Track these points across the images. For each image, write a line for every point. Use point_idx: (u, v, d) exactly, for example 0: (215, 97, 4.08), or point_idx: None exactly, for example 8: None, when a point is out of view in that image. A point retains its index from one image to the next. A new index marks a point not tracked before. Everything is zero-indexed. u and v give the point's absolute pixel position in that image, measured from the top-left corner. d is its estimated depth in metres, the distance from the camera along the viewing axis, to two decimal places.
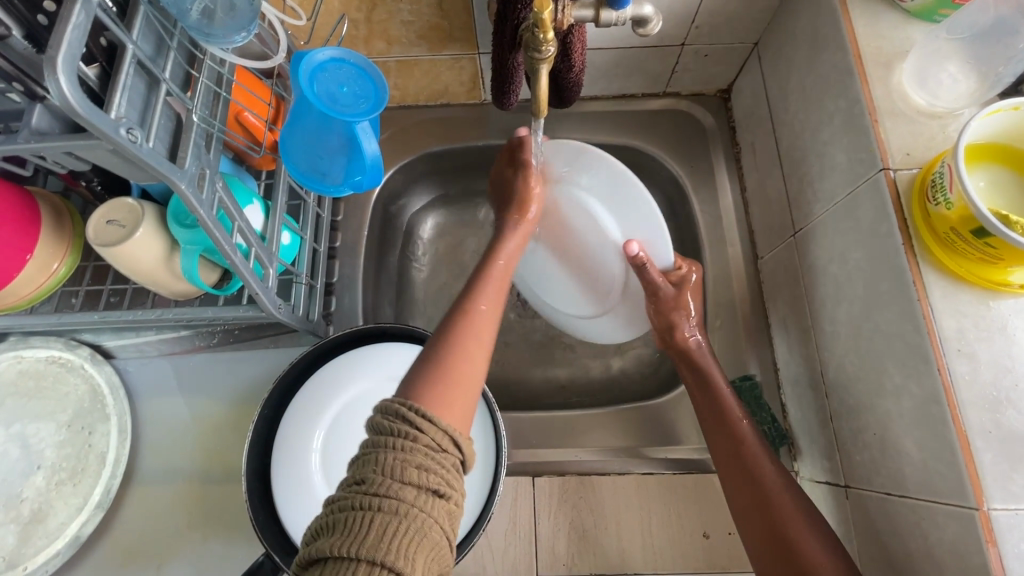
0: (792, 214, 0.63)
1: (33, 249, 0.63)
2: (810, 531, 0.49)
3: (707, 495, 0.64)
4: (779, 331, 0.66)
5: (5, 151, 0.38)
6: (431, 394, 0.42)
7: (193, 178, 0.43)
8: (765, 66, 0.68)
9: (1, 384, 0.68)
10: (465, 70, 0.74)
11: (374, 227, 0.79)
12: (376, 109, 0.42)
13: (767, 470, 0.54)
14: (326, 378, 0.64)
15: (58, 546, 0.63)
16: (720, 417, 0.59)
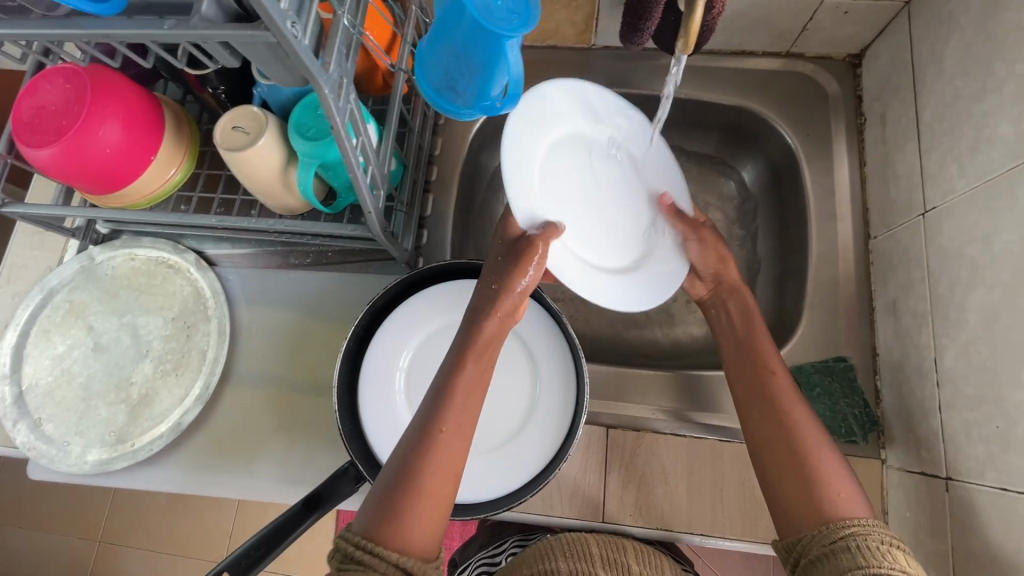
0: (924, 192, 0.59)
1: (157, 151, 0.67)
2: (847, 487, 0.50)
3: None
4: (885, 316, 0.63)
5: (176, 36, 0.39)
6: (387, 527, 0.45)
7: (333, 84, 0.44)
8: (916, 29, 0.62)
9: (118, 276, 0.74)
10: (581, 10, 0.72)
11: (467, 166, 0.79)
12: (527, 27, 0.41)
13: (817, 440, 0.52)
14: (418, 306, 0.66)
15: (161, 428, 0.68)
16: (746, 396, 0.57)
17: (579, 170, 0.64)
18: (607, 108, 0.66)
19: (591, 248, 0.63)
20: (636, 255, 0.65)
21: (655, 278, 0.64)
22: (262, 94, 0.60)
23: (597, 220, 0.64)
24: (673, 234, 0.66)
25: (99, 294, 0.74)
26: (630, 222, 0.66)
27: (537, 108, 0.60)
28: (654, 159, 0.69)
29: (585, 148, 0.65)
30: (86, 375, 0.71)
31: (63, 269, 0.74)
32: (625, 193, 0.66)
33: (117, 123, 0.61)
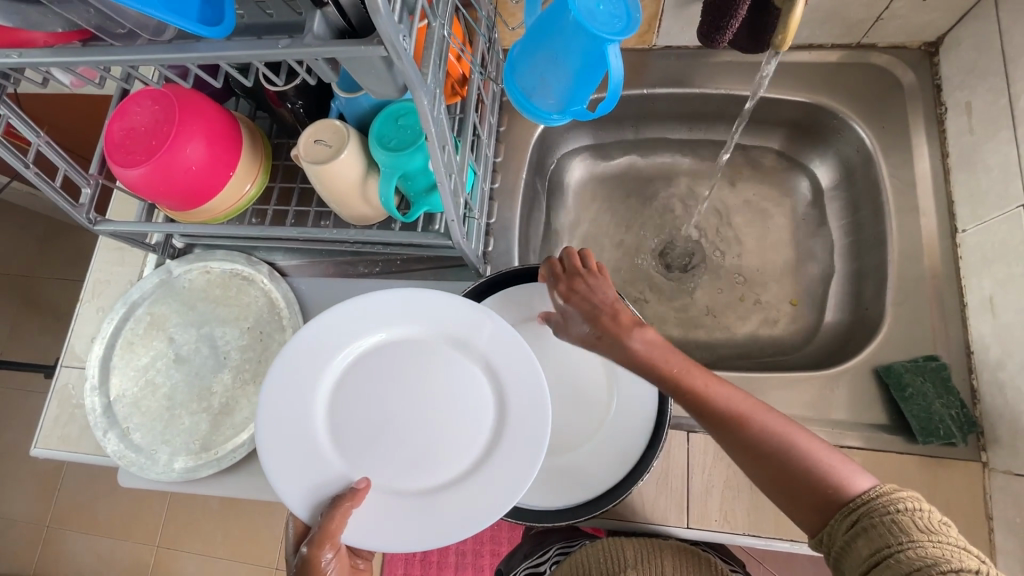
0: (1022, 182, 0.56)
1: (235, 167, 0.68)
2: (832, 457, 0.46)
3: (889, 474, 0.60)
4: (980, 312, 0.61)
5: (288, 54, 0.40)
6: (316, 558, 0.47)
7: (430, 93, 0.44)
8: (1004, 13, 0.60)
9: (194, 289, 0.77)
10: (646, 11, 0.71)
11: (529, 171, 0.79)
12: (630, 30, 0.40)
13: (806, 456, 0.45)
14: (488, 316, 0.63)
15: (242, 436, 0.70)
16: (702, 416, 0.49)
17: (390, 372, 0.54)
18: (415, 306, 0.54)
19: (417, 475, 0.51)
20: (475, 455, 0.51)
21: (514, 466, 0.50)
22: (339, 107, 0.61)
23: (407, 430, 0.52)
24: (538, 393, 0.51)
25: (177, 306, 0.76)
26: (463, 403, 0.53)
27: (309, 349, 0.52)
28: (447, 316, 0.54)
29: (383, 357, 0.54)
30: (169, 386, 0.73)
31: (144, 283, 0.76)
32: (450, 390, 0.53)
33: (200, 141, 0.63)
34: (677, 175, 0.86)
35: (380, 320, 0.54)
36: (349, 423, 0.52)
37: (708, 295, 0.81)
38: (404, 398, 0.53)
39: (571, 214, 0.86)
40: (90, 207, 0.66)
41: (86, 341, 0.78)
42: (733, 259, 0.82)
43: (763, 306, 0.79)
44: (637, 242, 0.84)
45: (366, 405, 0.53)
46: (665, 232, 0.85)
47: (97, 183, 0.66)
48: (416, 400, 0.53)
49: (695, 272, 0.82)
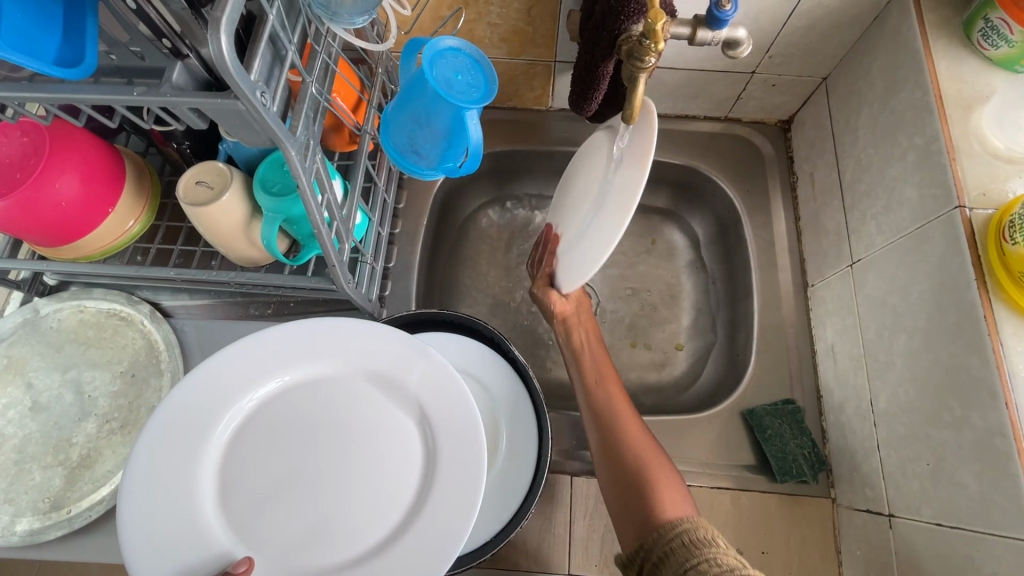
0: (850, 245, 0.64)
1: (115, 204, 0.66)
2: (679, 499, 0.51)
3: (756, 511, 0.63)
4: (825, 359, 0.68)
5: (145, 101, 0.41)
6: None
7: (301, 146, 0.46)
8: (833, 100, 0.70)
9: (63, 330, 0.71)
10: (538, 77, 0.77)
11: (432, 218, 0.81)
12: (485, 99, 0.44)
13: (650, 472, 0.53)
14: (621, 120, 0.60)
15: (103, 492, 0.64)
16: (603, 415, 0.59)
17: (307, 416, 0.48)
18: (343, 342, 0.49)
19: (316, 552, 0.44)
20: (397, 517, 0.45)
21: (435, 530, 0.44)
22: (227, 150, 0.62)
23: (320, 488, 0.46)
24: (472, 449, 0.46)
25: (41, 349, 0.70)
26: (391, 455, 0.47)
27: (206, 393, 0.46)
28: (379, 350, 0.49)
29: (299, 398, 0.48)
30: (20, 438, 0.65)
31: (3, 323, 0.70)
32: (375, 445, 0.48)
33: (75, 176, 0.60)
34: None
35: (300, 355, 0.48)
36: (249, 478, 0.46)
37: None
38: (321, 448, 0.47)
39: (476, 260, 0.89)
40: None
41: None
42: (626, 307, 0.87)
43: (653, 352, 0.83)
44: None
45: (275, 455, 0.47)
46: None
47: None
48: (336, 449, 0.47)
49: None
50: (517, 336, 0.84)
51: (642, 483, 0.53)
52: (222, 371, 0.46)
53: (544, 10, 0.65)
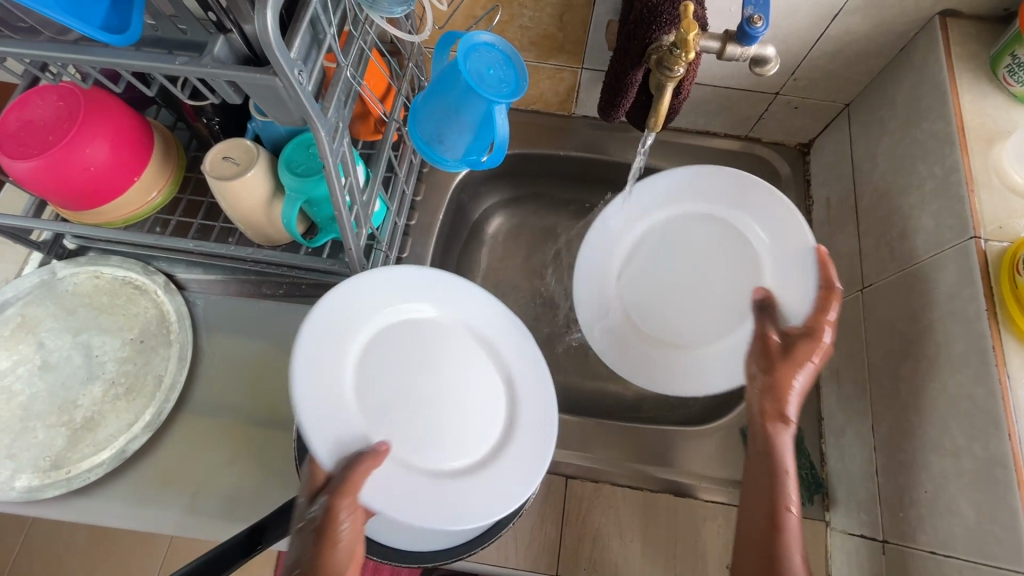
0: (861, 270, 0.65)
1: (141, 173, 0.66)
2: None
3: None
4: (829, 382, 0.68)
5: (186, 71, 0.42)
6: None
7: (331, 128, 0.47)
8: (855, 126, 0.71)
9: (78, 293, 0.72)
10: (565, 82, 0.78)
11: (448, 213, 0.82)
12: (515, 94, 0.45)
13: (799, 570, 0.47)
14: (595, 238, 0.68)
15: (103, 456, 0.64)
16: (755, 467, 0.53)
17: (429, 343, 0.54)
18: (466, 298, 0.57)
19: (427, 455, 0.49)
20: (490, 447, 0.52)
21: (520, 462, 0.51)
22: (255, 128, 0.63)
23: (437, 408, 0.52)
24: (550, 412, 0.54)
25: (55, 310, 0.71)
26: (487, 394, 0.54)
27: (360, 293, 0.52)
28: (491, 316, 0.57)
29: (425, 328, 0.55)
30: (27, 395, 0.66)
31: (21, 282, 0.71)
32: (479, 383, 0.54)
33: (105, 144, 0.61)
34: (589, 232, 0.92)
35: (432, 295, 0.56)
36: (380, 377, 0.51)
37: None
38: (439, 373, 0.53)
39: (487, 259, 0.89)
40: None
41: None
42: None
43: None
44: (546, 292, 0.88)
45: (394, 367, 0.52)
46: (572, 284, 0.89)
47: None
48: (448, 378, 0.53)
49: None
50: None
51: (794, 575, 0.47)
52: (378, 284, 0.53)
53: (576, 16, 0.67)
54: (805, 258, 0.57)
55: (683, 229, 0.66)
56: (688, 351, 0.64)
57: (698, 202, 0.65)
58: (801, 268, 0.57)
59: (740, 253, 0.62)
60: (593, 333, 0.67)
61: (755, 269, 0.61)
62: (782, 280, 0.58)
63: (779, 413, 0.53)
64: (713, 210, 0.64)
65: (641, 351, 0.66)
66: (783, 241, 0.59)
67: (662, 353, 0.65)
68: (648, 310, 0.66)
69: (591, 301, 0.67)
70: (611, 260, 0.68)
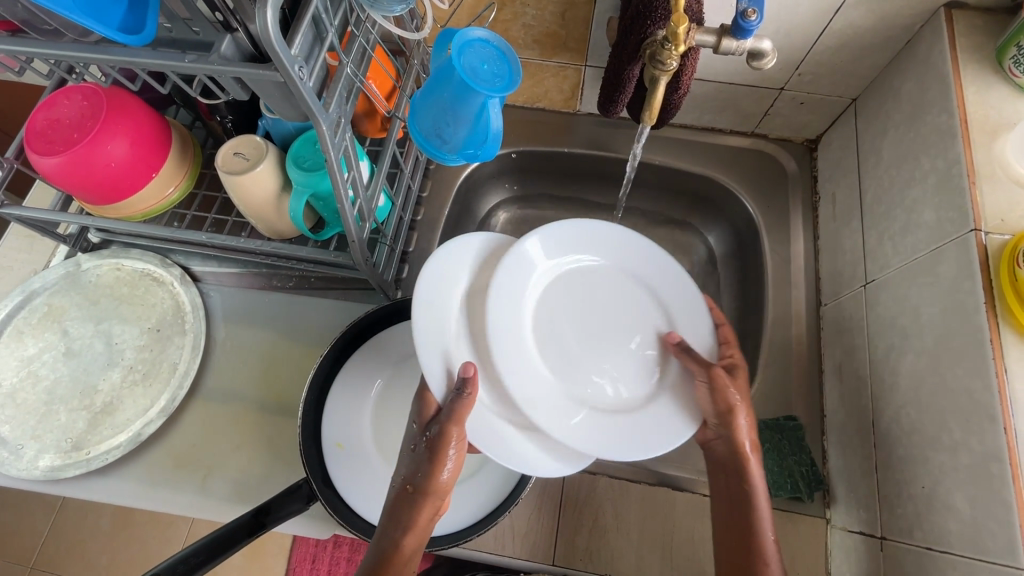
0: (865, 265, 0.64)
1: (159, 169, 0.70)
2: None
3: None
4: (832, 379, 0.67)
5: (194, 68, 0.44)
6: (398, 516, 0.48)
7: (332, 122, 0.48)
8: (861, 121, 0.70)
9: (100, 284, 0.75)
10: (569, 79, 0.79)
11: (454, 208, 0.83)
12: (509, 88, 0.47)
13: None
14: (500, 286, 0.55)
15: (120, 439, 0.67)
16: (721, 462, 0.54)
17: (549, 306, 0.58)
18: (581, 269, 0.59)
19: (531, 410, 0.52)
20: (589, 414, 0.53)
21: (619, 433, 0.52)
22: (266, 125, 0.65)
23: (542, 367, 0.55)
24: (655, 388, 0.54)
25: (78, 300, 0.74)
26: (600, 362, 0.56)
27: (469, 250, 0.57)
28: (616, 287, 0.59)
29: (546, 292, 0.58)
30: (52, 380, 0.70)
31: (48, 273, 0.75)
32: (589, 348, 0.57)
33: (125, 140, 0.64)
34: None
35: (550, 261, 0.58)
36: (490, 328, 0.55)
37: None
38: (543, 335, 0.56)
39: None
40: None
41: None
42: None
43: None
44: None
45: (510, 325, 0.55)
46: None
47: (11, 167, 0.67)
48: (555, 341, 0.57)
49: None
50: None
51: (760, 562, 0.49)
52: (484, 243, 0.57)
53: (577, 14, 0.68)
54: (696, 297, 0.58)
55: (579, 282, 0.59)
56: (628, 414, 0.53)
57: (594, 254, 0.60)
58: (699, 307, 0.58)
59: (642, 303, 0.59)
60: (525, 399, 0.52)
61: (656, 317, 0.58)
62: (690, 320, 0.57)
63: (739, 443, 0.52)
64: (601, 261, 0.60)
65: (580, 418, 0.53)
66: (677, 284, 0.58)
67: (598, 417, 0.53)
68: (567, 373, 0.56)
69: (511, 361, 0.54)
70: (520, 308, 0.56)
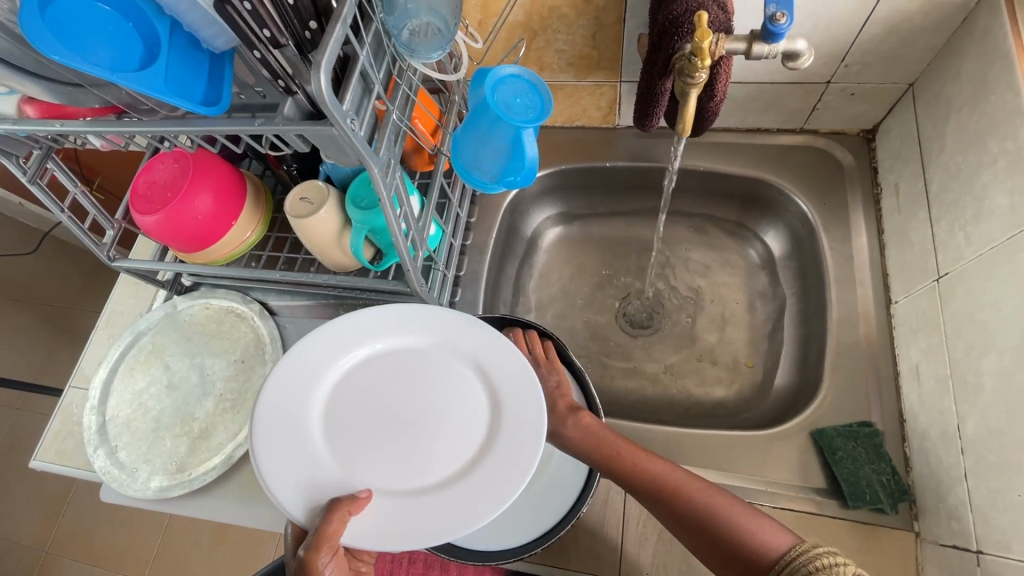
0: (936, 259, 0.60)
1: (237, 217, 0.78)
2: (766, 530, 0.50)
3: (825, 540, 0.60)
4: (910, 381, 0.63)
5: (264, 130, 0.50)
6: None
7: (383, 165, 0.53)
8: (920, 107, 0.66)
9: (193, 322, 0.85)
10: (605, 96, 0.80)
11: (501, 230, 0.86)
12: (540, 118, 0.49)
13: (740, 527, 0.51)
14: (300, 379, 0.54)
15: (216, 461, 0.75)
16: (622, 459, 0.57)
17: (373, 383, 0.55)
18: (399, 337, 0.57)
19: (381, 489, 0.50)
20: (453, 471, 0.51)
21: (475, 497, 0.49)
22: (326, 170, 0.71)
23: (382, 448, 0.52)
24: (523, 453, 0.50)
25: (176, 337, 0.84)
26: (444, 426, 0.53)
27: (309, 352, 0.55)
28: (433, 352, 0.56)
29: (370, 371, 0.56)
30: (158, 409, 0.79)
31: (151, 315, 0.85)
32: (427, 415, 0.54)
33: (208, 195, 0.73)
34: (642, 239, 0.92)
35: (369, 341, 0.56)
36: (325, 428, 0.53)
37: (665, 353, 0.84)
38: (377, 417, 0.54)
39: (541, 272, 0.92)
40: (111, 245, 0.77)
41: (95, 364, 0.87)
42: (691, 322, 0.86)
43: (718, 368, 0.81)
44: (601, 301, 0.90)
45: (343, 419, 0.53)
46: (627, 292, 0.90)
47: (120, 227, 0.78)
48: (395, 416, 0.54)
49: (655, 329, 0.86)
50: (579, 345, 0.86)
51: (711, 516, 0.52)
52: (317, 342, 0.55)
53: (609, 33, 0.70)
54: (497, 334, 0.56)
55: (363, 381, 0.55)
56: (468, 475, 0.50)
57: (362, 336, 0.56)
58: (451, 317, 0.57)
59: (397, 355, 0.56)
60: (398, 522, 0.49)
61: (463, 363, 0.56)
62: (500, 356, 0.55)
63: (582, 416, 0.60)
64: (403, 324, 0.57)
65: (429, 497, 0.50)
66: (433, 312, 0.57)
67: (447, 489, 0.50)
68: (414, 464, 0.52)
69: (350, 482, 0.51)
70: (341, 400, 0.54)
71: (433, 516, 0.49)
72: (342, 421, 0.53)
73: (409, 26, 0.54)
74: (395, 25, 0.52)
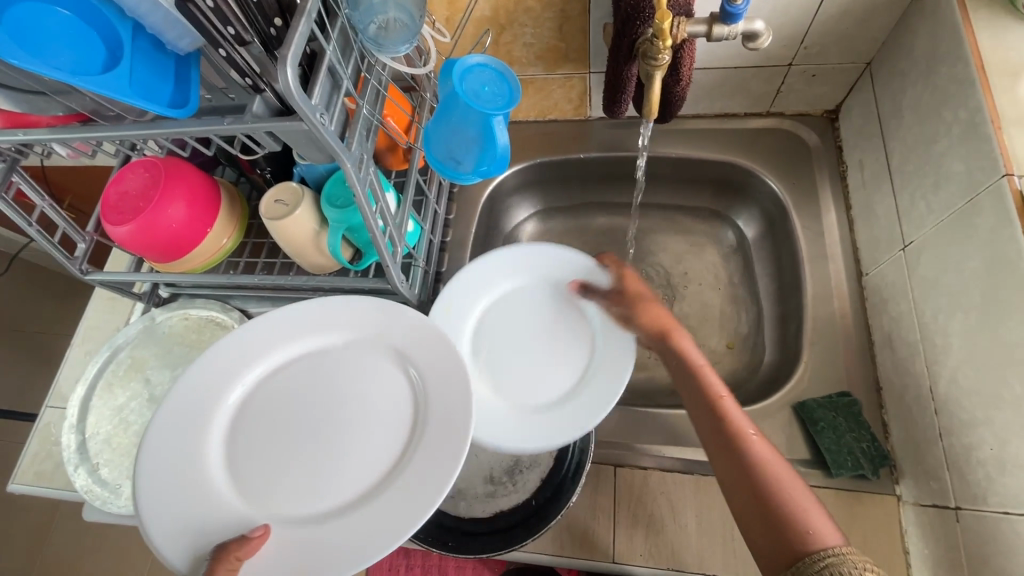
0: (901, 229, 0.62)
1: (212, 225, 0.77)
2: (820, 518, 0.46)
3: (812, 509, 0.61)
4: (884, 349, 0.64)
5: (233, 129, 0.50)
6: None
7: (356, 160, 0.53)
8: (878, 84, 0.69)
9: (172, 333, 0.83)
10: (576, 88, 0.82)
11: (480, 226, 0.86)
12: (510, 105, 0.50)
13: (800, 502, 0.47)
14: (207, 394, 0.55)
15: None
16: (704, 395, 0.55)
17: (286, 392, 0.56)
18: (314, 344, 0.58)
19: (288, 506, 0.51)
20: (364, 483, 0.51)
21: (383, 508, 0.49)
22: (300, 172, 0.71)
23: (294, 460, 0.53)
24: (446, 448, 0.50)
25: (156, 350, 0.82)
26: (359, 433, 0.54)
27: (218, 365, 0.56)
28: (349, 356, 0.58)
29: (281, 380, 0.57)
30: (140, 424, 0.78)
31: (129, 329, 0.83)
32: (341, 421, 0.55)
33: (181, 203, 0.72)
34: (620, 229, 0.93)
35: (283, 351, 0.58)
36: (234, 445, 0.54)
37: None
38: (290, 428, 0.54)
39: None
40: (83, 259, 0.76)
41: (72, 381, 0.85)
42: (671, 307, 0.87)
43: (700, 351, 0.82)
44: None
45: (255, 432, 0.54)
46: None
47: (92, 239, 0.76)
48: (310, 425, 0.55)
49: None
50: None
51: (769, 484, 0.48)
52: (225, 356, 0.56)
53: (575, 25, 0.71)
54: (417, 329, 0.57)
55: (277, 393, 0.56)
56: (380, 483, 0.51)
57: (276, 347, 0.58)
58: (368, 316, 0.58)
59: (309, 361, 0.57)
60: (301, 542, 0.48)
61: (382, 363, 0.57)
62: (422, 349, 0.56)
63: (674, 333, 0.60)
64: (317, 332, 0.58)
65: (337, 512, 0.50)
66: (350, 317, 0.59)
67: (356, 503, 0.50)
68: (326, 475, 0.52)
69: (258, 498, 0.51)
70: (251, 413, 0.55)
71: (340, 530, 0.49)
72: (252, 437, 0.54)
73: (376, 21, 0.54)
74: (361, 20, 0.53)
